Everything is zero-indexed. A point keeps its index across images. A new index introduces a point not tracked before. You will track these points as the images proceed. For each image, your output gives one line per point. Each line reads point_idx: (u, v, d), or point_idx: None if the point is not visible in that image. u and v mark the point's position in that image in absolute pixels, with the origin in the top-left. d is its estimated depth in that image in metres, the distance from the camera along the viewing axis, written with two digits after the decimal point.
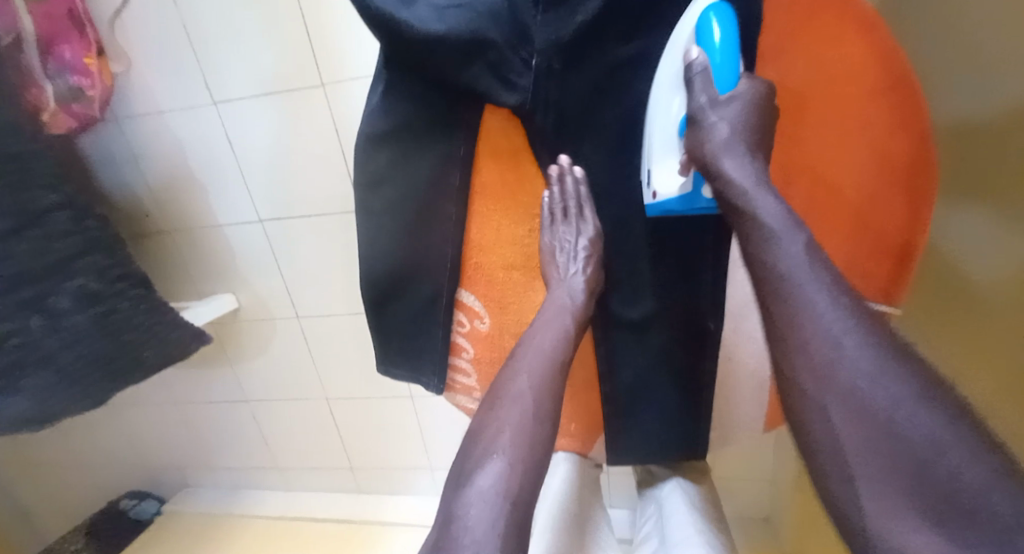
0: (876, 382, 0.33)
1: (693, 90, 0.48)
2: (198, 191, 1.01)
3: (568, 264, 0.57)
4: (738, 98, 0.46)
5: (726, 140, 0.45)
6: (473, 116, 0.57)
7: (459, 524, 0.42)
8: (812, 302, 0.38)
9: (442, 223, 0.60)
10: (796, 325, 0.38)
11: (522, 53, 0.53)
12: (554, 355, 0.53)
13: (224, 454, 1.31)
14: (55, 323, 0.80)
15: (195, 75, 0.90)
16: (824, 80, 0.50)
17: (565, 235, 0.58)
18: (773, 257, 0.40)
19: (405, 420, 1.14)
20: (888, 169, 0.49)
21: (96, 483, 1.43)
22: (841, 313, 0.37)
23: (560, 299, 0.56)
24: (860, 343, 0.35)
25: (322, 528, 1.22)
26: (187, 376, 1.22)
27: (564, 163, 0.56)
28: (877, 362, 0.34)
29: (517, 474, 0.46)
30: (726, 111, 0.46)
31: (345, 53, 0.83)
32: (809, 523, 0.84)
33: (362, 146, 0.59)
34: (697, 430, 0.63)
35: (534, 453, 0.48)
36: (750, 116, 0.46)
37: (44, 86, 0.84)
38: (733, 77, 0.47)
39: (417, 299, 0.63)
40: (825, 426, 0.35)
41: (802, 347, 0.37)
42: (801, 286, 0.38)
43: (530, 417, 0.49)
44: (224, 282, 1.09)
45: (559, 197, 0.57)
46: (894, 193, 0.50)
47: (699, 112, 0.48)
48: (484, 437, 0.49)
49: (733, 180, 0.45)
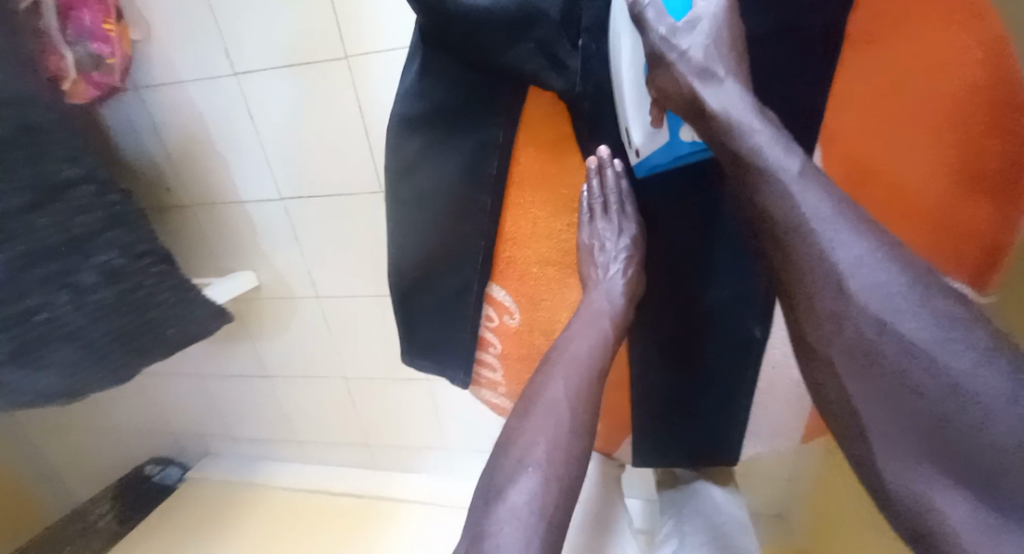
0: (933, 340, 0.32)
1: (646, 27, 0.44)
2: (218, 165, 0.98)
3: (609, 264, 0.54)
4: (701, 19, 0.43)
5: (705, 67, 0.42)
6: (514, 100, 0.53)
7: (492, 542, 0.43)
8: (852, 260, 0.36)
9: (475, 215, 0.57)
10: (808, 269, 0.37)
11: (570, 32, 0.50)
12: (591, 365, 0.51)
13: (243, 425, 1.32)
14: (81, 300, 0.79)
15: (215, 44, 0.86)
16: (907, 65, 0.43)
17: (605, 232, 0.55)
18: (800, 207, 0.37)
19: (422, 401, 1.13)
20: (982, 165, 0.42)
21: (119, 449, 1.45)
22: (892, 273, 0.35)
23: (599, 302, 0.54)
24: (909, 295, 0.34)
25: (339, 501, 1.23)
26: (207, 349, 1.22)
27: (603, 155, 0.53)
28: (933, 320, 0.33)
29: (552, 492, 0.46)
30: (693, 36, 0.43)
31: (370, 25, 0.78)
32: (836, 526, 0.81)
33: (395, 132, 0.56)
34: (732, 433, 0.61)
35: (568, 470, 0.48)
36: (729, 35, 0.42)
37: (64, 54, 0.82)
38: (685, 4, 0.46)
39: (447, 292, 0.61)
40: (842, 380, 0.36)
41: (835, 314, 0.36)
42: (812, 228, 0.37)
43: (566, 429, 0.49)
44: (245, 258, 1.07)
45: (598, 190, 0.55)
46: (988, 188, 0.43)
47: (663, 45, 0.43)
48: (518, 448, 0.49)
49: (723, 111, 0.41)
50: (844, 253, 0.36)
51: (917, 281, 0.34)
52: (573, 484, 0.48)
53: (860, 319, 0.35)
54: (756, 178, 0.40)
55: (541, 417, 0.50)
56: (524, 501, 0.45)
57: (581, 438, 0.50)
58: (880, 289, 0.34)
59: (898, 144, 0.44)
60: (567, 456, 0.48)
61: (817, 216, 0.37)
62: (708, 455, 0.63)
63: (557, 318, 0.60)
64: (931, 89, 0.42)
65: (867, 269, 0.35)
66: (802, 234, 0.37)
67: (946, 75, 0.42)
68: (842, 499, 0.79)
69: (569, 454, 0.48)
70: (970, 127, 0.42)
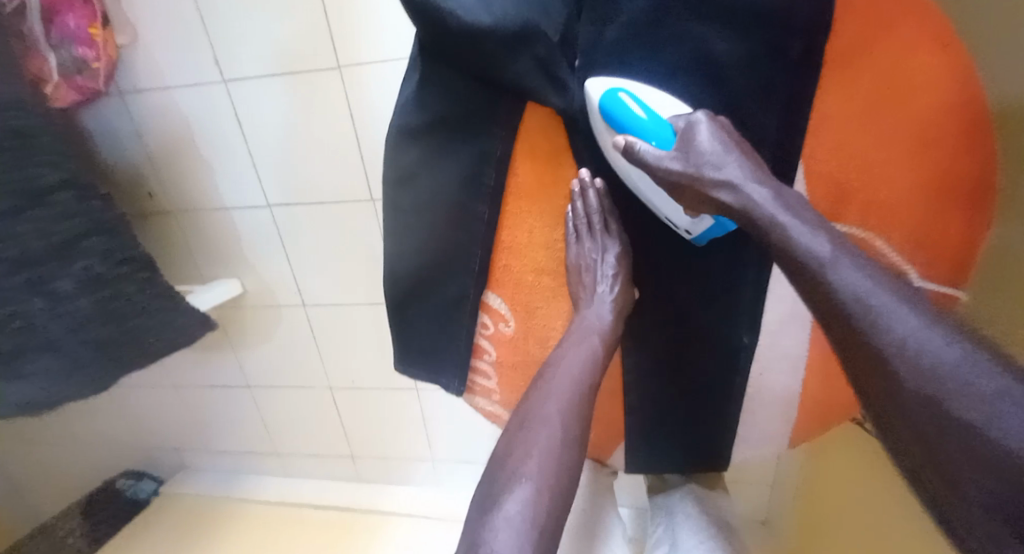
0: (997, 413, 0.29)
1: (649, 161, 0.46)
2: (203, 171, 0.97)
3: (597, 283, 0.56)
4: (692, 135, 0.46)
5: (714, 173, 0.44)
6: (513, 113, 0.54)
7: (488, 548, 0.43)
8: (910, 331, 0.34)
9: (472, 224, 0.58)
10: (861, 333, 0.36)
11: (568, 53, 0.52)
12: (581, 379, 0.53)
13: (223, 437, 1.29)
14: (57, 307, 0.77)
15: (204, 50, 0.86)
16: (886, 89, 0.45)
17: (592, 252, 0.57)
18: (850, 285, 0.37)
19: (409, 412, 1.13)
20: (951, 182, 0.45)
21: (90, 463, 1.40)
22: (961, 348, 0.33)
23: (591, 318, 0.56)
24: (978, 368, 0.32)
25: (322, 515, 1.21)
26: (187, 359, 1.19)
27: (585, 177, 0.55)
28: (997, 391, 0.30)
29: (545, 501, 0.47)
30: (697, 146, 0.45)
31: (364, 35, 0.79)
32: (819, 530, 0.84)
33: (393, 143, 0.57)
34: (721, 439, 0.63)
35: (559, 480, 0.49)
36: (725, 141, 0.45)
37: (47, 57, 0.81)
38: (671, 132, 0.48)
39: (445, 301, 0.62)
40: (923, 453, 0.32)
41: (893, 391, 0.34)
42: (865, 298, 0.36)
43: (557, 438, 0.50)
44: (229, 267, 1.05)
45: (583, 212, 0.56)
46: (956, 202, 0.46)
47: (671, 166, 0.46)
48: (511, 462, 0.49)
49: (747, 210, 0.43)
50: (902, 325, 0.35)
51: (979, 351, 0.32)
52: (566, 492, 0.49)
53: (920, 392, 0.33)
54: (793, 260, 0.40)
55: (535, 431, 0.50)
56: (515, 508, 0.46)
57: (574, 445, 0.50)
58: (942, 359, 0.33)
59: (876, 163, 0.47)
60: (559, 465, 0.49)
61: (863, 286, 0.37)
62: (696, 460, 0.65)
63: (551, 326, 0.61)
64: (905, 113, 0.45)
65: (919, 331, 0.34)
66: (849, 308, 0.37)
67: (920, 101, 0.45)
68: (825, 504, 0.82)
69: (563, 464, 0.49)
70: (941, 149, 0.45)
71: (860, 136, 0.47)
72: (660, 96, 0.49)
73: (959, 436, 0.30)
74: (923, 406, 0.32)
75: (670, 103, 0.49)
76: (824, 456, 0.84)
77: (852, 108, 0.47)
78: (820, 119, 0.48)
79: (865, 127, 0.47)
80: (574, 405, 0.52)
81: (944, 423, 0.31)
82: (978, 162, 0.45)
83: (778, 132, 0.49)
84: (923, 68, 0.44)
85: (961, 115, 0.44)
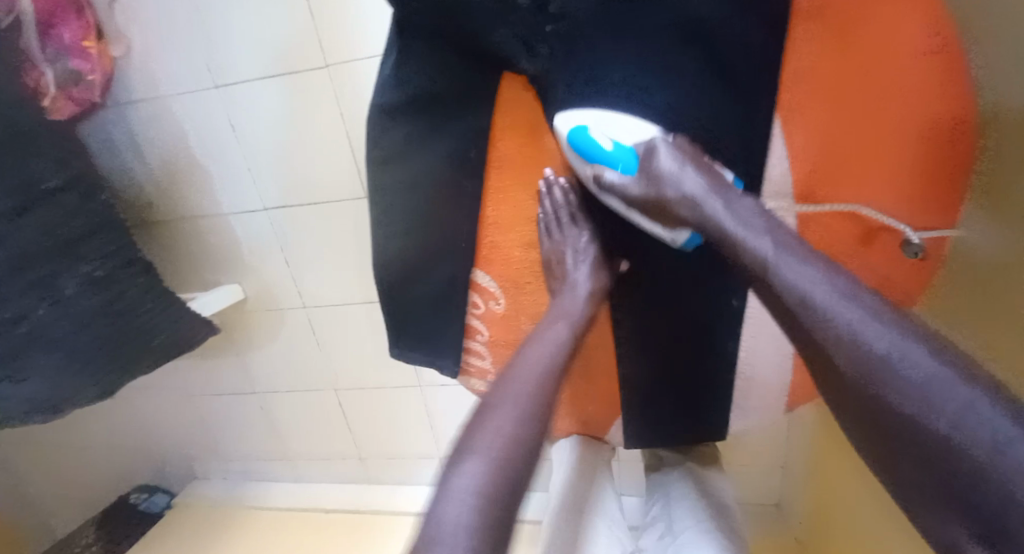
0: (931, 400, 0.30)
1: (617, 188, 0.49)
2: (200, 178, 0.99)
3: (572, 270, 0.57)
4: (650, 160, 0.47)
5: (678, 195, 0.45)
6: (490, 88, 0.56)
7: (434, 525, 0.38)
8: (847, 324, 0.34)
9: (459, 203, 0.58)
10: (818, 330, 0.35)
11: (541, 23, 0.50)
12: (554, 363, 0.50)
13: (232, 445, 1.29)
14: (62, 307, 0.78)
15: (196, 57, 0.88)
16: (866, 71, 0.45)
17: (564, 244, 0.58)
18: (793, 283, 0.37)
19: (414, 409, 1.13)
20: (925, 170, 0.45)
21: (104, 478, 1.42)
22: (894, 338, 0.33)
23: (567, 306, 0.55)
24: (914, 355, 0.32)
25: (334, 517, 1.21)
26: (193, 367, 1.21)
27: (550, 176, 0.56)
28: (940, 379, 0.30)
29: (498, 473, 0.41)
30: (656, 168, 0.46)
31: (351, 33, 0.81)
32: (827, 505, 0.83)
33: (376, 120, 0.59)
34: (719, 409, 0.62)
35: (520, 450, 0.42)
36: (687, 161, 0.46)
37: (44, 70, 0.83)
38: (633, 155, 0.48)
39: (436, 283, 0.62)
40: (876, 436, 0.33)
41: (844, 382, 0.34)
42: (820, 300, 0.36)
43: (528, 413, 0.45)
44: (231, 271, 1.07)
45: (551, 209, 0.57)
46: (931, 190, 0.46)
47: (637, 191, 0.48)
48: (467, 438, 0.44)
49: (711, 228, 0.44)
50: (840, 316, 0.34)
51: (918, 340, 0.32)
52: (525, 471, 0.42)
53: (859, 383, 0.33)
54: (744, 264, 0.41)
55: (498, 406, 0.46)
56: (471, 482, 0.40)
57: None
58: (877, 349, 0.32)
59: (853, 149, 0.47)
60: (516, 439, 0.43)
61: (815, 288, 0.36)
62: (696, 432, 0.64)
63: (541, 302, 0.61)
64: (884, 97, 0.45)
65: (872, 326, 0.33)
66: (798, 312, 0.36)
67: (899, 86, 0.44)
68: (831, 476, 0.82)
69: (527, 436, 0.44)
70: (918, 136, 0.45)
71: (839, 121, 0.47)
72: (629, 122, 0.48)
73: (895, 424, 0.31)
74: (870, 396, 0.32)
75: (636, 127, 0.48)
76: (824, 429, 0.83)
77: (832, 92, 0.47)
78: (796, 102, 0.48)
79: (844, 111, 0.47)
80: (543, 380, 0.48)
81: (883, 410, 0.32)
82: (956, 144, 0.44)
83: (754, 85, 0.49)
84: (907, 54, 0.44)
85: (940, 102, 0.43)
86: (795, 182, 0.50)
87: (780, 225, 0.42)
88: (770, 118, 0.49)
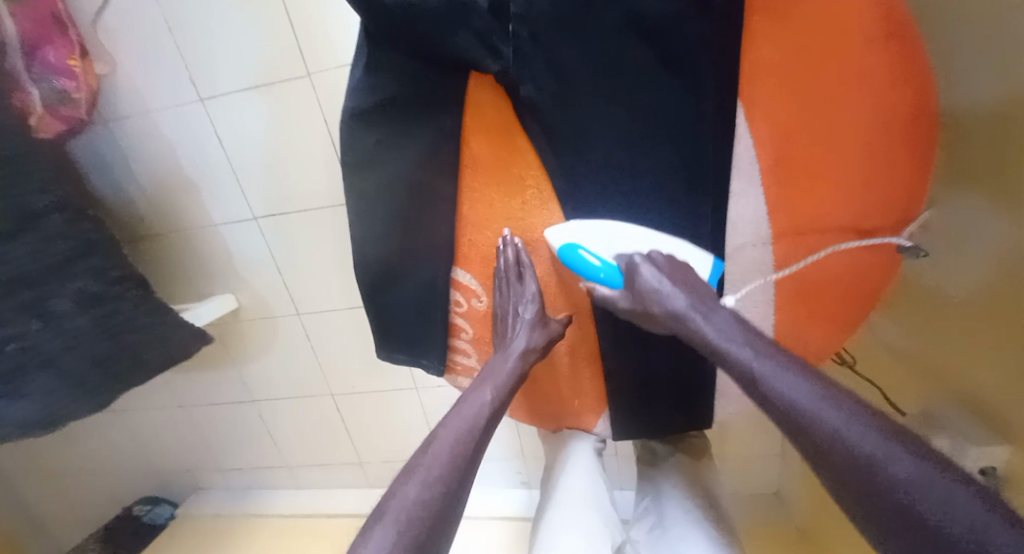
0: (919, 494, 0.34)
1: (610, 301, 0.54)
2: (189, 192, 1.00)
3: (510, 332, 0.59)
4: (632, 279, 0.52)
5: (667, 312, 0.50)
6: (459, 89, 0.56)
7: None
8: (834, 426, 0.39)
9: (435, 203, 0.59)
10: (809, 429, 0.40)
11: (501, 24, 0.52)
12: (479, 417, 0.54)
13: (233, 454, 1.30)
14: (55, 325, 0.79)
15: (180, 71, 0.89)
16: (828, 85, 0.47)
17: (510, 300, 0.60)
18: (781, 392, 0.42)
19: (412, 412, 1.13)
20: (886, 178, 0.49)
21: (107, 491, 1.42)
22: (875, 438, 0.37)
23: (500, 368, 0.58)
24: (894, 453, 0.36)
25: (338, 523, 1.22)
26: (191, 379, 1.22)
27: (506, 237, 0.59)
28: (919, 476, 0.35)
29: (408, 525, 0.45)
30: (640, 288, 0.51)
31: (331, 42, 0.82)
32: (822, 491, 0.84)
33: (348, 125, 0.59)
34: (700, 397, 0.63)
35: (423, 522, 0.45)
36: (668, 276, 0.51)
37: (30, 91, 0.82)
38: (616, 271, 0.54)
39: (417, 286, 0.63)
40: (872, 519, 0.36)
41: (840, 480, 0.38)
42: (804, 406, 0.40)
43: (438, 484, 0.48)
44: (224, 282, 1.08)
45: (504, 267, 0.59)
46: (892, 197, 0.50)
47: (624, 306, 0.53)
48: (395, 491, 0.48)
49: (700, 340, 0.48)
50: (827, 420, 0.39)
51: (893, 438, 0.37)
52: (436, 521, 0.46)
53: (852, 478, 0.37)
54: (733, 374, 0.46)
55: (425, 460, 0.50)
56: None
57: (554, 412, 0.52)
58: (862, 445, 0.37)
59: (818, 163, 0.50)
60: (433, 493, 0.47)
61: (799, 395, 0.41)
62: (681, 421, 0.65)
63: None
64: (845, 111, 0.48)
65: (853, 429, 0.38)
66: (787, 413, 0.41)
67: (858, 99, 0.47)
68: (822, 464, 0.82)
69: (443, 488, 0.47)
70: (878, 146, 0.48)
71: (804, 133, 0.49)
72: (606, 237, 0.55)
73: (888, 515, 0.35)
74: (868, 488, 0.36)
75: (612, 242, 0.55)
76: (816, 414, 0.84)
77: (795, 104, 0.48)
78: (759, 110, 0.49)
79: (809, 123, 0.49)
80: (467, 440, 0.52)
81: (878, 504, 0.36)
82: (910, 137, 0.49)
83: (716, 78, 0.49)
84: (868, 69, 0.46)
85: (899, 115, 0.48)
86: (761, 170, 0.51)
87: (756, 337, 0.47)
88: (734, 108, 0.50)
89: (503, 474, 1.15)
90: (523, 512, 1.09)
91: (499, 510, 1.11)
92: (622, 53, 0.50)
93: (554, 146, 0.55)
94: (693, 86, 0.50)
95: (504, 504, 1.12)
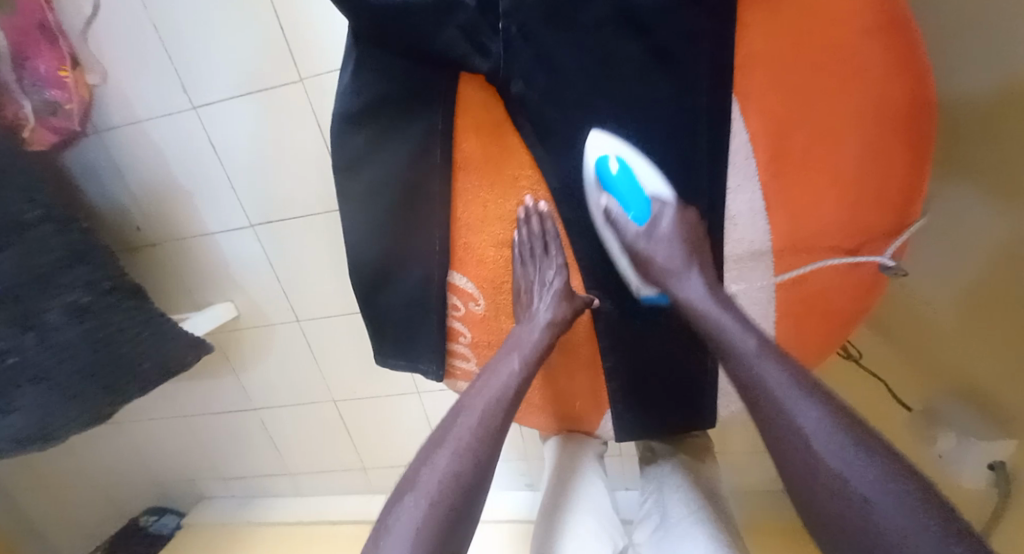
0: (882, 492, 0.36)
1: (619, 229, 0.54)
2: (184, 200, 1.00)
3: (535, 302, 0.57)
4: (654, 227, 0.53)
5: (670, 269, 0.53)
6: (449, 87, 0.56)
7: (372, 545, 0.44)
8: (811, 422, 0.41)
9: (428, 205, 0.59)
10: (785, 424, 0.42)
11: (491, 20, 0.51)
12: (501, 400, 0.53)
13: (235, 463, 1.30)
14: (46, 339, 0.80)
15: (171, 79, 0.88)
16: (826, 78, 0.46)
17: (534, 275, 0.58)
18: (768, 382, 0.44)
19: (413, 416, 1.13)
20: (884, 171, 0.49)
21: (110, 502, 1.42)
22: (852, 439, 0.39)
23: (525, 338, 0.56)
24: (867, 456, 0.38)
25: (341, 529, 1.22)
26: (191, 388, 1.21)
27: (528, 204, 0.56)
28: (887, 477, 0.37)
29: (435, 505, 0.46)
30: (656, 241, 0.53)
31: (322, 47, 0.81)
32: None
33: (338, 127, 0.58)
34: (702, 396, 0.62)
35: (449, 498, 0.46)
36: (684, 235, 0.52)
37: (22, 103, 0.85)
38: (646, 203, 0.53)
39: (412, 289, 0.63)
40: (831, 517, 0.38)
41: (803, 487, 0.40)
42: (790, 402, 0.42)
43: (464, 455, 0.49)
44: (221, 290, 1.08)
45: (527, 237, 0.56)
46: (893, 194, 0.50)
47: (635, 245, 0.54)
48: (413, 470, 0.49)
49: (689, 305, 0.52)
50: (806, 416, 0.41)
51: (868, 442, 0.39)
52: (465, 495, 0.47)
53: (824, 471, 0.39)
54: (730, 362, 0.47)
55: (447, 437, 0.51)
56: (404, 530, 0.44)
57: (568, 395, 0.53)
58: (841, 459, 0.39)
59: (819, 157, 0.48)
60: (458, 471, 0.48)
61: (781, 388, 0.43)
62: (681, 421, 0.64)
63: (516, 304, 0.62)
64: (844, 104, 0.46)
65: (831, 431, 0.40)
66: (769, 402, 0.43)
67: (855, 92, 0.46)
68: None
69: (468, 465, 0.49)
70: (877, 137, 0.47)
71: (802, 128, 0.47)
72: (648, 168, 0.52)
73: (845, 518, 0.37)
74: (825, 493, 0.39)
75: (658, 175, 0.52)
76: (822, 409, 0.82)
77: (793, 101, 0.47)
78: (754, 111, 0.48)
79: (807, 116, 0.47)
80: (486, 418, 0.52)
81: (838, 504, 0.38)
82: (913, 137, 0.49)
83: (710, 70, 0.48)
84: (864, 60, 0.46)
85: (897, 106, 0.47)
86: (760, 166, 0.49)
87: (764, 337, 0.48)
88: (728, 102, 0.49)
89: (506, 477, 1.14)
90: (527, 514, 1.09)
91: (502, 513, 1.10)
92: (612, 48, 0.49)
93: (547, 146, 0.54)
94: (685, 79, 0.49)
95: (508, 507, 1.11)
